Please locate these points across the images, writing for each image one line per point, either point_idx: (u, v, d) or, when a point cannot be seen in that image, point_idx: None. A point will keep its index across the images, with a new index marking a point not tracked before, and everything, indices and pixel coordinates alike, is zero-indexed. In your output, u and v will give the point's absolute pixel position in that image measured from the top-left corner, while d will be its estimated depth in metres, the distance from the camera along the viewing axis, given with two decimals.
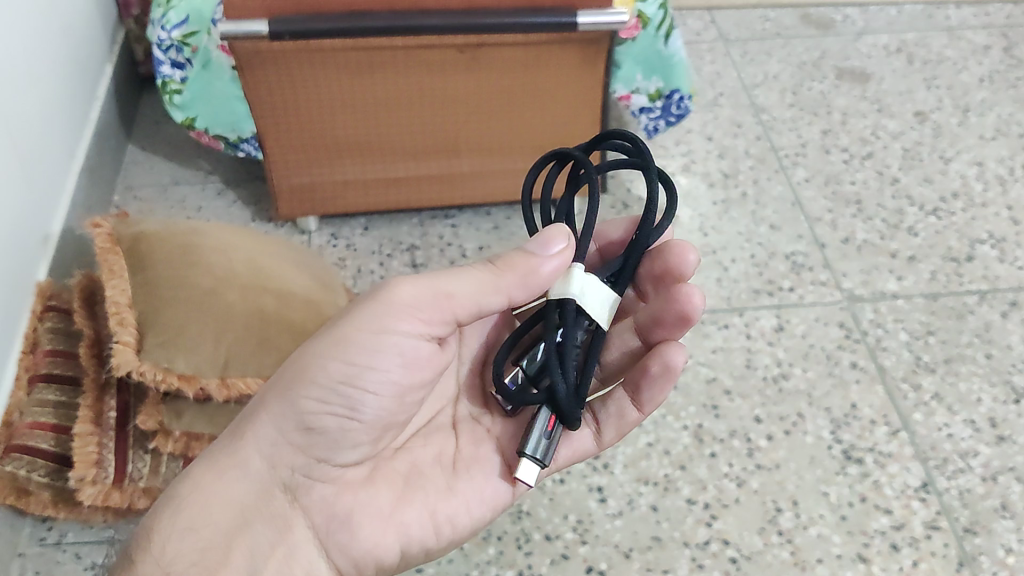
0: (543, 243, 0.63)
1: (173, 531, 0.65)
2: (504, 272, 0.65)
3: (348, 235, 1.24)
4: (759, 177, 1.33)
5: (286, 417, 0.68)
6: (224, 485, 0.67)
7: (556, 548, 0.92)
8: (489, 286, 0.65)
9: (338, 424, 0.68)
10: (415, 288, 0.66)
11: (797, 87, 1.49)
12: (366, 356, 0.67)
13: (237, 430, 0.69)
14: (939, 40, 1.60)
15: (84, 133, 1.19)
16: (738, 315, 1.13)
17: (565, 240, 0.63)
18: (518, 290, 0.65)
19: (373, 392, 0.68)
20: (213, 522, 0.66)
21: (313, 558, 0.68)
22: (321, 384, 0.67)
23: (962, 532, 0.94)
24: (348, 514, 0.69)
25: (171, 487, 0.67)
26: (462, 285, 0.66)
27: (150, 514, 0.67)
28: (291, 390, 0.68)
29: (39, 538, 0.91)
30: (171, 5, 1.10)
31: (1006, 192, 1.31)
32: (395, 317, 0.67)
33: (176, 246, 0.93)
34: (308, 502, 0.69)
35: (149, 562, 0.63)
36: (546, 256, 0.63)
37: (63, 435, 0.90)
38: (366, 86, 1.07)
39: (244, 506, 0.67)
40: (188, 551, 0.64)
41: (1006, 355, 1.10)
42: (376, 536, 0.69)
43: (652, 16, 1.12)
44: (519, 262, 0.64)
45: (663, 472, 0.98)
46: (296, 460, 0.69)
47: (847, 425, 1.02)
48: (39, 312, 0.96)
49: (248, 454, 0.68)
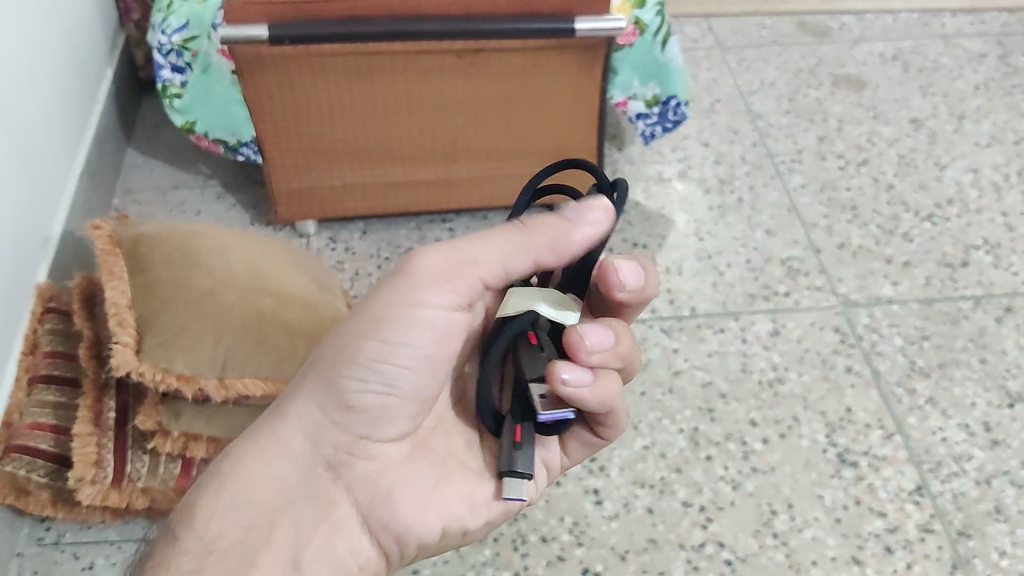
0: (580, 208, 0.59)
1: (216, 510, 0.62)
2: (531, 229, 0.61)
3: (346, 238, 1.25)
4: (755, 183, 1.34)
5: (327, 393, 0.65)
6: (266, 464, 0.63)
7: (552, 550, 0.92)
8: (517, 247, 0.61)
9: (379, 400, 0.65)
10: (440, 259, 0.62)
11: (794, 94, 1.50)
12: (399, 330, 0.63)
13: (276, 411, 0.66)
14: (934, 47, 1.62)
15: (85, 136, 1.20)
16: (734, 319, 1.14)
17: (604, 211, 0.59)
18: (547, 253, 0.60)
19: (409, 366, 0.64)
20: (256, 499, 0.62)
21: (356, 534, 0.65)
22: (358, 361, 0.63)
23: (956, 535, 0.94)
24: (391, 490, 0.66)
25: (211, 467, 0.64)
26: (486, 246, 0.61)
27: (190, 492, 0.64)
28: (330, 367, 0.64)
29: (38, 538, 0.91)
30: (172, 9, 1.11)
31: (1001, 199, 1.32)
32: (426, 287, 0.62)
33: (174, 249, 0.94)
34: (351, 480, 0.65)
35: (193, 540, 0.60)
36: (579, 222, 0.59)
37: (62, 436, 0.90)
38: (366, 90, 1.08)
39: (288, 487, 0.64)
40: (232, 528, 0.61)
41: (1001, 360, 1.11)
42: (416, 513, 0.66)
43: (649, 23, 1.13)
44: (551, 221, 0.60)
45: (659, 475, 0.98)
46: (339, 439, 0.65)
47: (843, 428, 1.03)
48: (39, 313, 0.97)
49: (290, 432, 0.65)
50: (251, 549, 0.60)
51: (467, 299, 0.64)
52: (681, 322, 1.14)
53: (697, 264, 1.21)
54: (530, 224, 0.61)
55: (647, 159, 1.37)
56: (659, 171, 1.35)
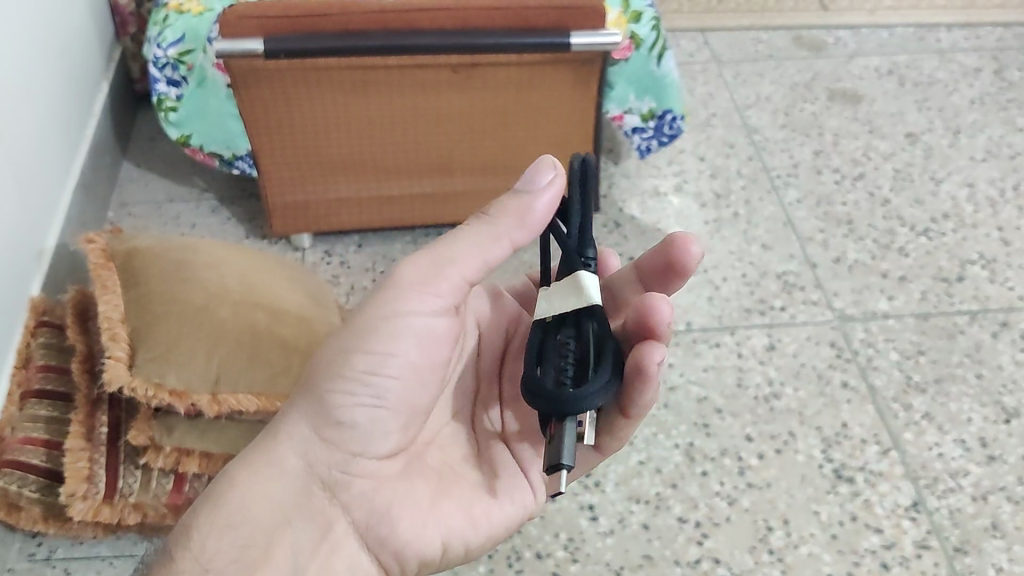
0: (531, 176, 0.59)
1: (211, 530, 0.60)
2: (498, 215, 0.60)
3: (341, 252, 1.24)
4: (751, 198, 1.34)
5: (320, 412, 0.63)
6: (259, 485, 0.62)
7: (546, 566, 0.92)
8: (488, 233, 0.60)
9: (371, 416, 0.63)
10: (416, 266, 0.62)
11: (789, 109, 1.50)
12: (383, 342, 0.62)
13: (271, 429, 0.64)
14: (930, 62, 1.62)
15: (80, 149, 1.20)
16: (730, 334, 1.14)
17: (552, 170, 0.59)
18: (520, 229, 0.60)
19: (396, 376, 0.63)
20: (253, 517, 0.61)
21: (355, 551, 0.63)
22: (345, 375, 0.62)
23: (953, 551, 0.94)
24: (388, 508, 0.64)
25: (205, 490, 0.62)
26: (459, 238, 0.61)
27: (187, 513, 0.62)
28: (319, 383, 0.63)
29: (29, 554, 0.91)
30: (167, 22, 1.11)
31: (997, 213, 1.32)
32: (394, 297, 0.62)
33: (169, 264, 0.94)
34: (347, 500, 0.63)
35: (189, 561, 0.59)
36: (536, 191, 0.59)
37: (54, 450, 0.90)
38: (367, 105, 1.08)
39: (284, 507, 0.62)
40: (227, 548, 0.60)
41: (997, 375, 1.10)
42: (414, 529, 0.64)
43: (645, 37, 1.14)
44: (512, 199, 0.60)
45: (655, 490, 0.98)
46: (331, 457, 0.63)
47: (838, 443, 1.03)
48: (32, 327, 0.97)
49: (284, 453, 0.63)
50: (249, 566, 0.59)
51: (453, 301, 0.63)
52: (676, 336, 1.13)
53: (692, 278, 1.21)
54: (494, 212, 0.61)
55: (643, 173, 1.37)
56: (654, 184, 1.35)
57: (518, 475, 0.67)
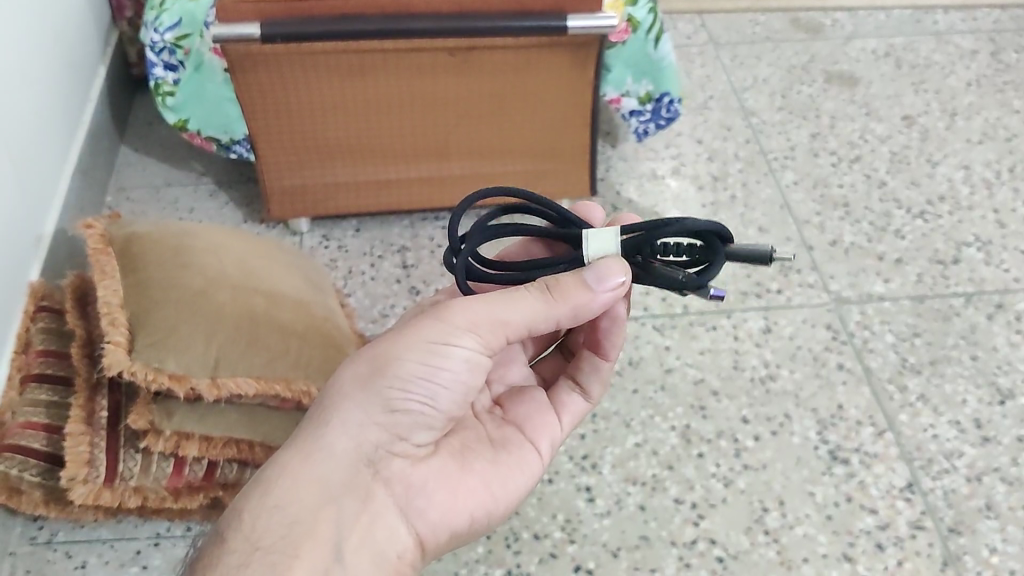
0: (599, 276, 0.59)
1: (262, 509, 0.60)
2: (558, 301, 0.60)
3: (339, 237, 1.24)
4: (748, 180, 1.34)
5: (373, 404, 0.63)
6: (310, 467, 0.61)
7: (545, 547, 0.93)
8: (541, 315, 0.60)
9: (419, 417, 0.64)
10: (475, 309, 0.61)
11: (786, 91, 1.50)
12: (437, 361, 0.62)
13: (319, 415, 0.63)
14: (927, 44, 1.62)
15: (77, 136, 1.20)
16: (726, 317, 1.14)
17: (623, 275, 0.59)
18: (569, 319, 0.61)
19: (447, 387, 0.63)
20: (300, 498, 0.60)
21: (394, 525, 0.63)
22: (400, 378, 0.62)
23: (947, 532, 0.94)
24: (425, 483, 0.65)
25: (258, 473, 0.62)
26: (519, 309, 0.60)
27: (235, 500, 0.62)
28: (374, 384, 0.63)
29: (30, 537, 0.92)
30: (164, 7, 1.12)
31: (993, 196, 1.33)
32: (456, 321, 0.61)
33: (168, 248, 0.94)
34: (387, 479, 0.63)
35: (240, 540, 0.59)
36: (598, 291, 0.59)
37: (55, 435, 0.90)
38: (376, 85, 1.07)
39: (330, 485, 0.61)
40: (276, 524, 0.60)
41: (992, 357, 1.11)
42: (448, 501, 0.66)
43: (642, 20, 1.13)
44: (575, 292, 0.59)
45: (651, 472, 0.99)
46: (377, 441, 0.63)
47: (834, 425, 1.03)
48: (31, 312, 0.98)
49: (333, 438, 0.62)
50: (295, 544, 0.59)
51: (496, 348, 0.63)
52: (673, 320, 1.14)
53: None
54: (556, 293, 0.60)
55: (641, 157, 1.37)
56: (651, 168, 1.36)
57: (527, 452, 0.71)
